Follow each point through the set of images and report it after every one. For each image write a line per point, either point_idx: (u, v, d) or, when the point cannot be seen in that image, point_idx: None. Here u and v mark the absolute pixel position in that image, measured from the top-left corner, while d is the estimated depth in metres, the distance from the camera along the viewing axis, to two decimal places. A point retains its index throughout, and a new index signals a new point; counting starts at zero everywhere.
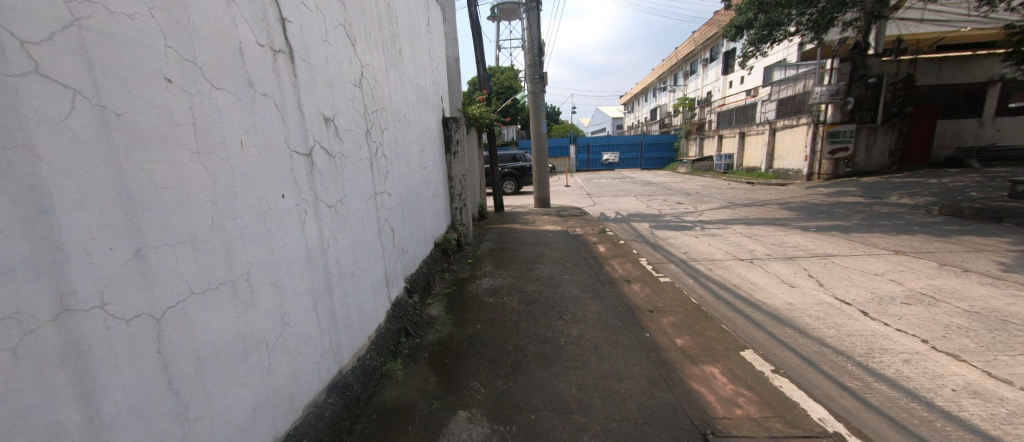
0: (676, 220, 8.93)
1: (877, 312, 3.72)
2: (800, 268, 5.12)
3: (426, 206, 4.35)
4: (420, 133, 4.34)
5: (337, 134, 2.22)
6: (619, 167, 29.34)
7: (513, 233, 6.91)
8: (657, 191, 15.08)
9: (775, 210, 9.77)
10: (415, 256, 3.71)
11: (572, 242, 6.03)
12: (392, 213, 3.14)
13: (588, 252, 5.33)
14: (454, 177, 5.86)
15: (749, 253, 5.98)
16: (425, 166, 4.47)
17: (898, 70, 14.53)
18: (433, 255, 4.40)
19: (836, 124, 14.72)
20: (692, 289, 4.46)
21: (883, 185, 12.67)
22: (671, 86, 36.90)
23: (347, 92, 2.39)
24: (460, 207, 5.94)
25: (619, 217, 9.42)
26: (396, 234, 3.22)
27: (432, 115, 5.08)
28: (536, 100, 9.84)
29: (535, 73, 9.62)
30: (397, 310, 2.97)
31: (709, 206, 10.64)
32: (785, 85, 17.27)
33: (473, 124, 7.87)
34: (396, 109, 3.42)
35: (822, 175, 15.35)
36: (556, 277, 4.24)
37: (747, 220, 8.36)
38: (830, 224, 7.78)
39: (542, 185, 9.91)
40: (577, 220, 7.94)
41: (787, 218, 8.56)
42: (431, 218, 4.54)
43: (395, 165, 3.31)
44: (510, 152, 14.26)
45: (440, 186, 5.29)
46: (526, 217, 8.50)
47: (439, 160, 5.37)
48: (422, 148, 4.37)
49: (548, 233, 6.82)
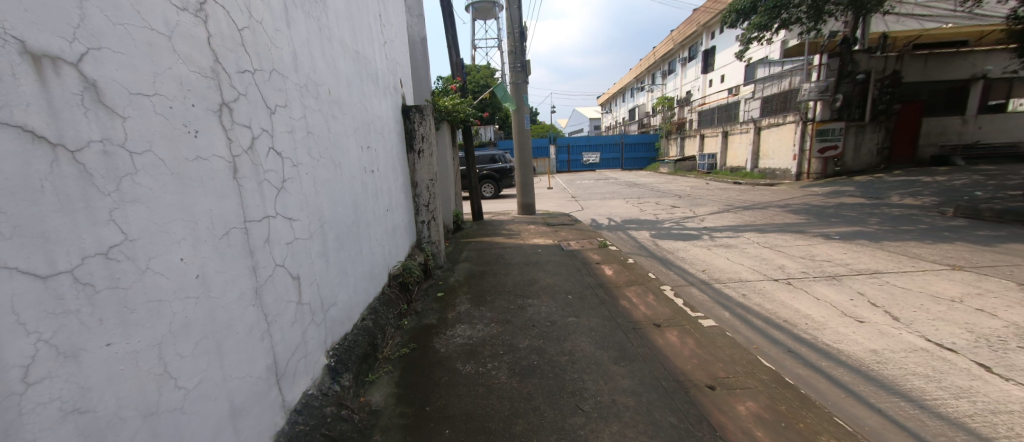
0: (677, 227, 7.90)
1: (1002, 366, 2.66)
2: (854, 291, 4.05)
3: (374, 227, 3.09)
4: (365, 123, 3.08)
5: (97, 94, 0.99)
6: (600, 168, 28.54)
7: (492, 249, 5.68)
8: (646, 193, 14.11)
9: (780, 213, 8.86)
10: (348, 308, 2.44)
11: (569, 262, 4.82)
12: (299, 249, 1.88)
13: (593, 278, 4.16)
14: (419, 183, 4.60)
15: (780, 270, 4.94)
16: (374, 169, 3.21)
17: (885, 66, 13.93)
18: (387, 296, 3.13)
19: (824, 122, 14.03)
20: (734, 330, 3.32)
21: (879, 184, 12.05)
22: (650, 86, 36.48)
23: (146, 12, 1.14)
24: (427, 221, 4.68)
25: (613, 225, 8.36)
26: (310, 283, 1.96)
27: (387, 102, 3.83)
28: (518, 92, 8.60)
29: (516, 61, 8.43)
30: (301, 422, 1.71)
31: (708, 209, 9.69)
32: (770, 83, 16.74)
33: (444, 118, 6.64)
34: (311, 80, 2.17)
35: (810, 175, 14.53)
36: (559, 323, 3.06)
37: (758, 227, 7.42)
38: (851, 230, 6.84)
39: (525, 189, 8.75)
40: (569, 231, 6.82)
41: (798, 223, 7.67)
42: (383, 244, 3.28)
43: (306, 168, 2.04)
44: (489, 152, 13.07)
45: (400, 197, 4.05)
46: (508, 227, 7.31)
47: (399, 161, 4.13)
48: (368, 143, 3.11)
49: (539, 249, 5.60)
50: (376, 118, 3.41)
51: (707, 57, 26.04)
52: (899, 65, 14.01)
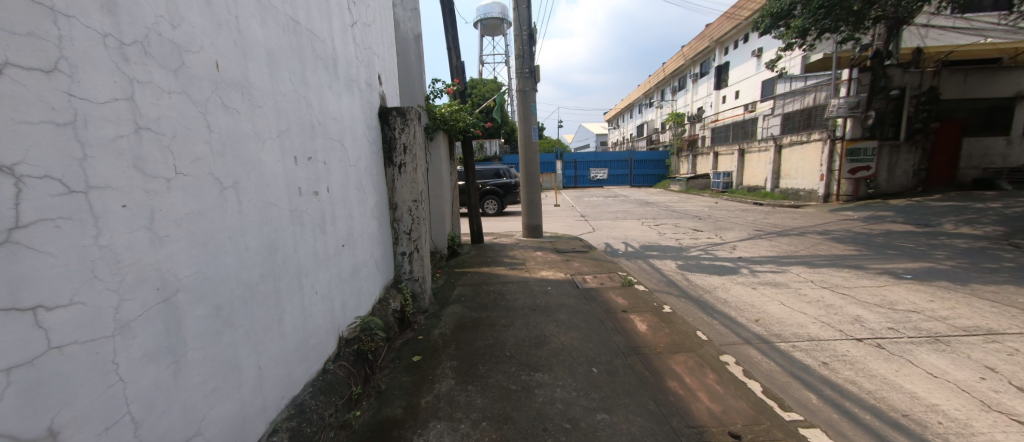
0: (706, 257, 6.86)
1: None
2: (980, 366, 2.99)
3: (313, 276, 2.11)
4: (307, 126, 2.14)
5: None
6: (608, 184, 27.57)
7: (489, 285, 4.64)
8: (661, 213, 13.09)
9: (821, 241, 7.78)
10: (233, 429, 1.45)
11: (587, 308, 3.75)
12: (57, 370, 0.92)
13: (622, 337, 3.11)
14: (398, 205, 3.64)
15: (857, 323, 3.88)
16: (320, 191, 2.26)
17: (921, 82, 12.88)
18: (327, 378, 2.12)
19: (855, 141, 12.92)
20: (837, 432, 2.29)
21: (921, 209, 10.92)
22: (658, 102, 35.75)
23: None
24: (408, 254, 3.70)
25: (632, 251, 7.35)
26: (99, 429, 0.98)
27: (354, 102, 2.89)
28: (525, 101, 7.65)
29: (523, 66, 7.53)
30: None
31: (736, 235, 8.64)
32: (790, 99, 15.79)
33: (439, 127, 5.73)
34: (160, 40, 1.22)
35: (840, 197, 13.38)
36: (583, 429, 2.03)
37: (803, 260, 6.35)
38: (919, 268, 5.74)
39: (532, 209, 7.82)
40: (583, 261, 5.79)
41: (849, 255, 6.58)
42: (331, 297, 2.31)
43: (124, 195, 1.08)
44: (492, 167, 12.18)
45: (369, 225, 3.08)
46: (512, 254, 6.31)
47: (370, 178, 3.18)
48: (310, 153, 2.16)
49: (548, 287, 4.54)
50: (331, 118, 2.46)
51: (720, 74, 25.22)
52: (936, 81, 12.96)
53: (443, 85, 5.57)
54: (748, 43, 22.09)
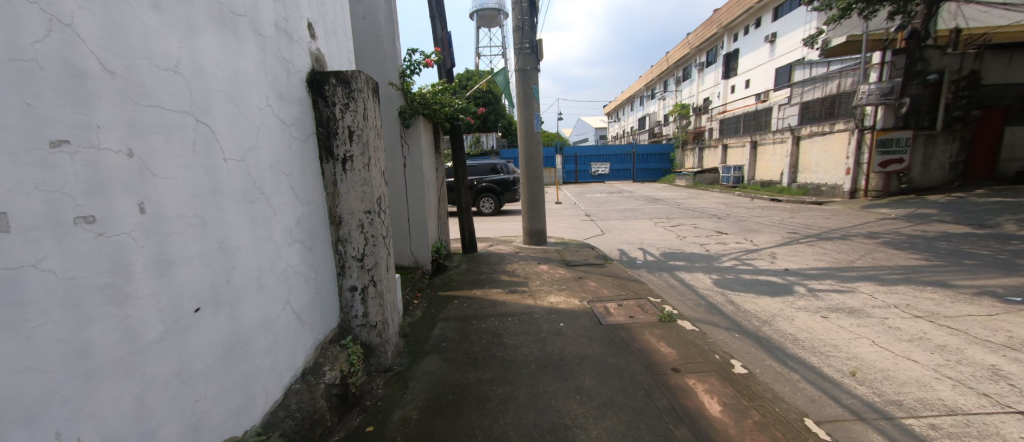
0: (745, 269, 5.71)
1: None
2: None
3: (73, 408, 0.98)
4: (65, 76, 1.01)
5: None
6: (610, 179, 26.37)
7: (479, 321, 3.42)
8: (673, 211, 11.91)
9: (874, 248, 6.62)
10: None
11: (622, 366, 2.61)
12: None
13: (687, 434, 1.94)
14: (344, 220, 2.46)
15: (1002, 381, 2.73)
16: (114, 212, 1.10)
17: (961, 65, 11.69)
18: None
19: (888, 130, 11.75)
20: None
21: (968, 206, 9.77)
22: (661, 93, 34.46)
23: None
24: (360, 290, 2.52)
25: (655, 261, 6.19)
26: None
27: (243, 54, 1.71)
28: (525, 81, 6.43)
29: (523, 40, 6.31)
30: None
31: (769, 239, 7.49)
32: (810, 86, 14.59)
33: (418, 112, 4.52)
34: None
35: (869, 192, 12.25)
36: None
37: (867, 274, 5.20)
38: (1020, 285, 4.59)
39: (534, 211, 6.65)
40: (599, 278, 4.64)
41: (920, 267, 5.44)
42: (145, 422, 1.16)
43: None
44: (489, 161, 10.97)
45: (280, 258, 1.90)
46: (512, 267, 5.15)
47: (286, 182, 1.99)
48: (68, 131, 1.01)
49: (561, 325, 3.31)
50: (163, 70, 1.29)
51: (729, 61, 23.96)
52: (979, 64, 11.74)
53: (421, 55, 4.35)
54: (760, 29, 20.84)
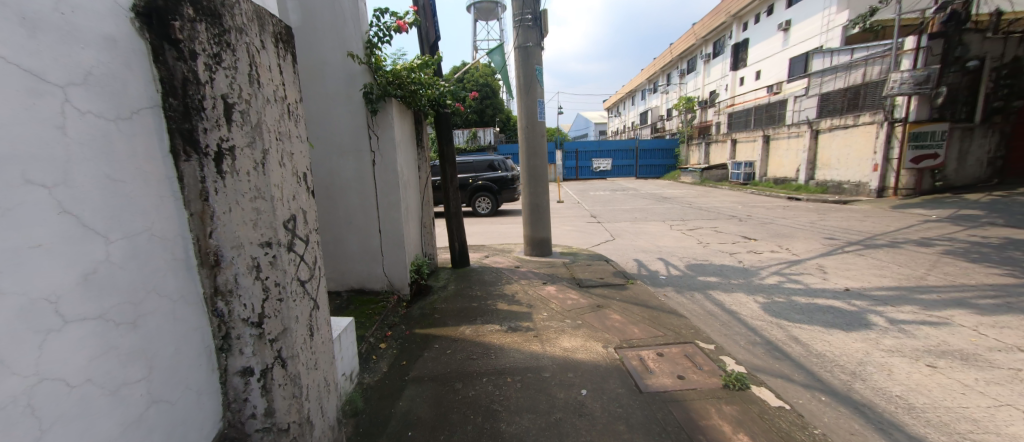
0: (794, 288, 4.69)
1: None
2: None
3: None
4: None
5: None
6: (612, 175, 25.35)
7: (464, 385, 2.39)
8: (687, 212, 10.90)
9: (937, 259, 5.62)
10: None
11: None
12: None
13: None
14: (223, 259, 1.38)
15: None
16: None
17: (1004, 52, 10.78)
18: None
19: (921, 124, 10.73)
20: None
21: (1016, 207, 8.79)
22: (665, 87, 33.40)
23: None
24: (252, 375, 1.48)
25: (681, 277, 5.17)
26: None
27: None
28: (526, 61, 5.37)
29: (524, 9, 5.24)
30: None
31: (807, 248, 6.47)
32: (830, 76, 13.38)
33: (390, 94, 3.48)
34: None
35: (899, 190, 11.26)
36: None
37: (949, 298, 4.19)
38: None
39: (537, 216, 5.63)
40: (620, 307, 3.62)
41: (1010, 287, 4.44)
42: None
43: None
44: (486, 157, 9.97)
45: (6, 370, 0.88)
46: (511, 290, 4.12)
47: (47, 202, 0.97)
48: None
49: (583, 394, 2.29)
50: None
51: (737, 53, 22.67)
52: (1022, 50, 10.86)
53: (391, 16, 3.30)
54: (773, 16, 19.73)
